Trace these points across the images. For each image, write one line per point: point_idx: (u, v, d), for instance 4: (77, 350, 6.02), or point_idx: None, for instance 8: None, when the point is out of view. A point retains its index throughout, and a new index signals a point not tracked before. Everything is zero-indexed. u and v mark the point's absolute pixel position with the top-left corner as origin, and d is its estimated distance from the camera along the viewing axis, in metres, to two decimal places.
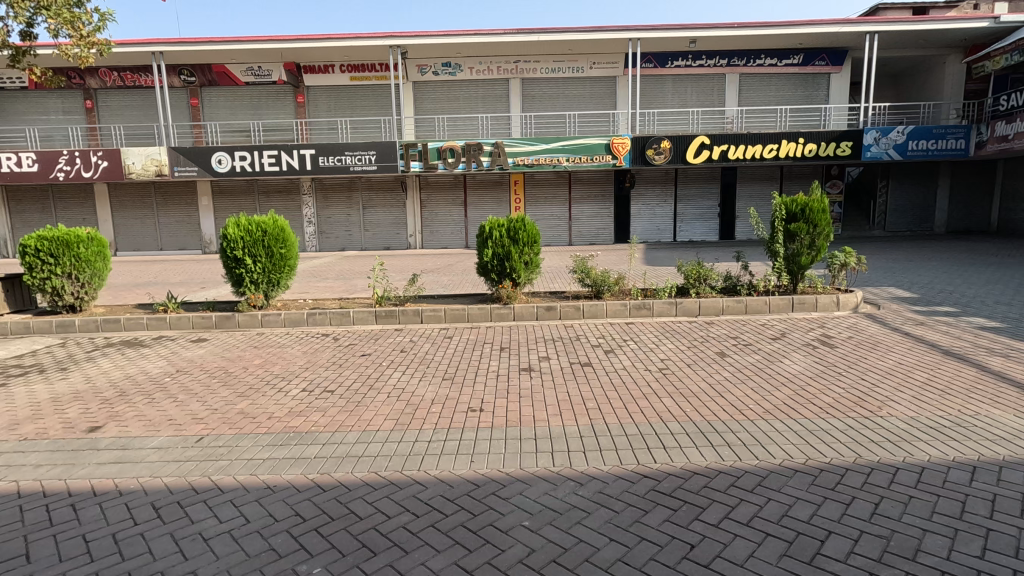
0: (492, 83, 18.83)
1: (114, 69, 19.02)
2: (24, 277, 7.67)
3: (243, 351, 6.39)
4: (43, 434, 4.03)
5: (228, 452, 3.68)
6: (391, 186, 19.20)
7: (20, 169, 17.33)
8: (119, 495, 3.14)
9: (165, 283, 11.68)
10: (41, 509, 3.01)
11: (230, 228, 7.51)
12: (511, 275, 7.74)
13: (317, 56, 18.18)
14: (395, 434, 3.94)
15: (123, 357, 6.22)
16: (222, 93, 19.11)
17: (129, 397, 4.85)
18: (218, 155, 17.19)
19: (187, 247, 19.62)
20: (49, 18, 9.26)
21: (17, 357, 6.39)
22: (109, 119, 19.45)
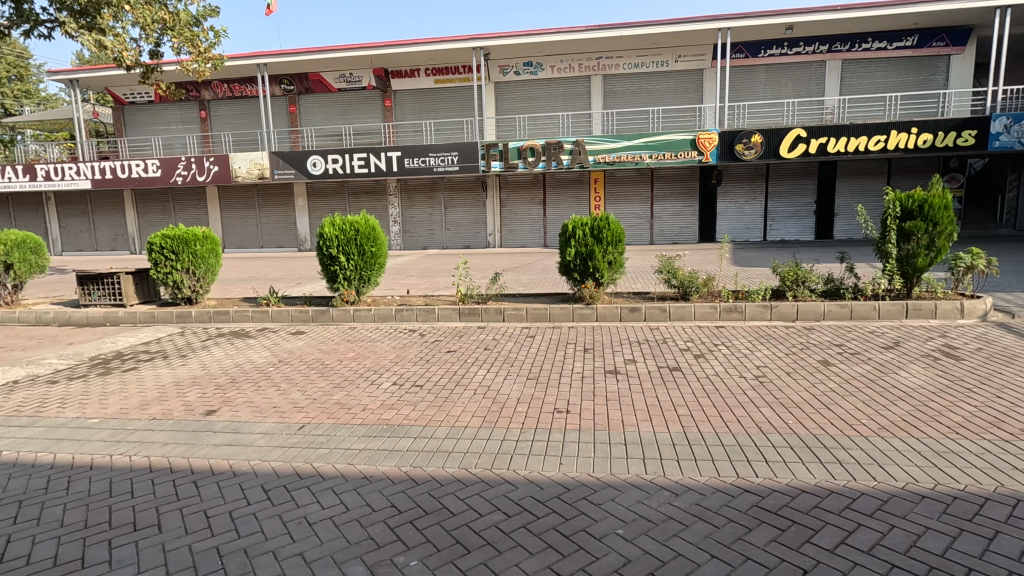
0: (573, 80, 18.67)
1: (224, 82, 20.66)
2: (150, 271, 8.52)
3: (337, 344, 6.74)
4: (168, 415, 4.44)
5: (327, 441, 3.86)
6: (472, 186, 19.58)
7: (147, 174, 19.33)
8: (234, 475, 3.38)
9: (266, 278, 12.59)
10: (168, 483, 3.30)
11: (326, 227, 7.94)
12: (594, 275, 7.61)
13: (404, 61, 18.84)
14: (482, 431, 3.97)
15: (233, 347, 6.74)
16: (317, 100, 20.28)
17: (238, 384, 5.24)
18: (313, 159, 18.28)
19: (285, 245, 21.04)
20: (174, 37, 10.23)
21: (144, 343, 7.10)
22: (220, 127, 21.24)
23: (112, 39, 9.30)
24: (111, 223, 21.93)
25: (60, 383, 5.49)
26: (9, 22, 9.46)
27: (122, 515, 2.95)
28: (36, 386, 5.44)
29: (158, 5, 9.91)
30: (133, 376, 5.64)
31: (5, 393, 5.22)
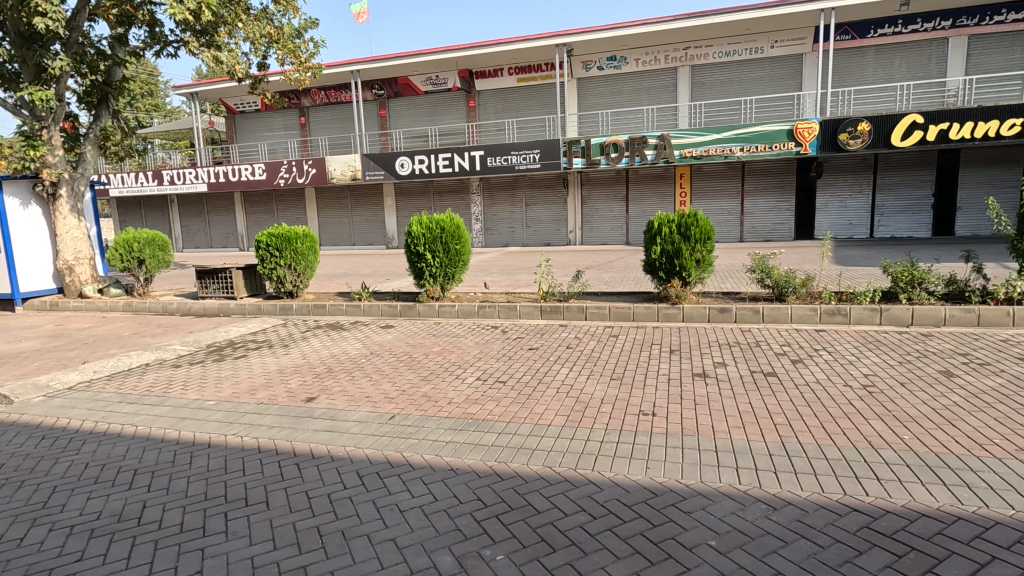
0: (658, 73, 18.11)
1: (321, 89, 21.99)
2: (258, 267, 9.27)
3: (424, 338, 6.98)
4: (273, 400, 4.80)
5: (416, 432, 4.00)
6: (553, 184, 19.54)
7: (254, 177, 21.03)
8: (331, 459, 3.60)
9: (357, 274, 13.30)
10: (275, 463, 3.57)
11: (414, 226, 8.24)
12: (681, 274, 7.34)
13: (488, 61, 19.15)
14: (566, 430, 3.95)
15: (329, 338, 7.18)
16: (405, 103, 21.09)
17: (334, 373, 5.58)
18: (401, 160, 19.05)
19: (374, 243, 22.12)
20: (279, 49, 11.04)
21: (253, 333, 7.73)
22: (318, 131, 22.65)
23: (226, 55, 10.19)
24: (223, 222, 24.10)
25: (183, 367, 6.10)
26: (142, 44, 10.62)
27: (236, 491, 3.22)
28: (163, 368, 6.08)
29: (265, 21, 10.74)
30: (243, 363, 6.17)
31: (139, 374, 5.89)
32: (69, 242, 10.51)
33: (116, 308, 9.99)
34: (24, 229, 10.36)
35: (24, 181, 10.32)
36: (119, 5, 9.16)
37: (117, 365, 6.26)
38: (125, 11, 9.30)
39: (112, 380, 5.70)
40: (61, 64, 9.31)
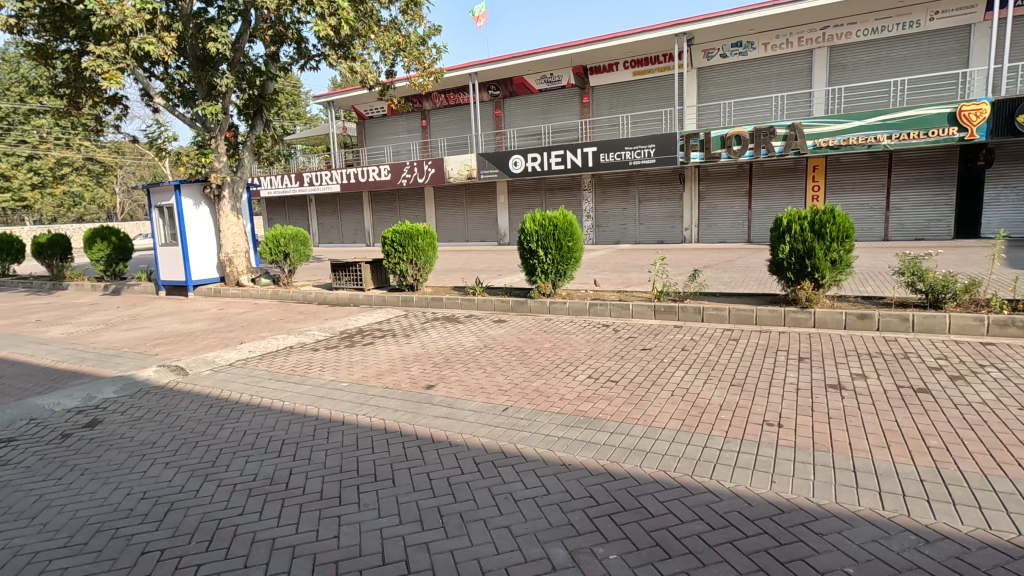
0: (790, 57, 16.73)
1: (441, 92, 23.06)
2: (384, 261, 9.97)
3: (535, 333, 7.09)
4: (398, 386, 5.16)
5: (528, 425, 4.09)
6: (669, 179, 18.83)
7: (380, 178, 22.65)
8: (450, 445, 3.80)
9: (471, 269, 13.83)
10: (400, 444, 3.84)
11: (527, 223, 8.37)
12: (813, 275, 6.73)
13: (603, 56, 18.91)
14: (681, 435, 3.80)
15: (446, 330, 7.55)
16: (520, 102, 21.48)
17: (451, 363, 5.87)
18: (514, 158, 19.47)
19: (487, 239, 22.82)
20: (405, 57, 11.79)
21: (378, 322, 8.36)
22: (437, 133, 23.83)
23: (360, 65, 11.06)
24: (352, 220, 26.24)
25: (320, 351, 6.76)
26: (290, 60, 11.87)
27: (366, 466, 3.52)
28: (303, 351, 6.79)
29: (394, 32, 11.52)
30: (370, 350, 6.70)
31: (285, 355, 6.63)
32: (230, 238, 12.07)
33: (265, 296, 11.30)
34: (196, 226, 12.07)
35: (197, 184, 12.02)
36: (274, 26, 10.30)
37: (267, 345, 7.09)
38: (278, 30, 10.42)
39: (263, 359, 6.48)
40: (227, 82, 10.69)
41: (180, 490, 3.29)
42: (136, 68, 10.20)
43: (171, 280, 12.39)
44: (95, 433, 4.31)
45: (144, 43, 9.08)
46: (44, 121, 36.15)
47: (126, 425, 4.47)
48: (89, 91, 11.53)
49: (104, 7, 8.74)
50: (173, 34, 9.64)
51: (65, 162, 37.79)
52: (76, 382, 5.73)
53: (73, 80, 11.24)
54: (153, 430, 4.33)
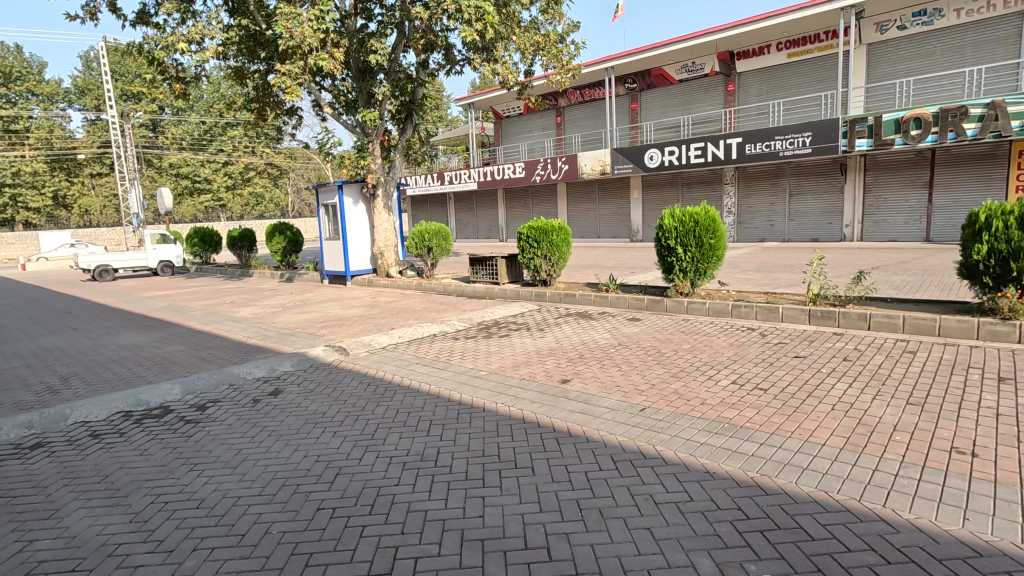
0: (991, 23, 14.17)
1: (577, 88, 23.07)
2: (519, 256, 10.25)
3: (672, 333, 6.84)
4: (534, 378, 5.30)
5: (668, 428, 3.95)
6: (827, 170, 16.98)
7: (515, 175, 23.33)
8: (587, 440, 3.81)
9: (603, 266, 13.70)
10: (537, 435, 3.94)
11: (666, 219, 8.08)
12: (1019, 280, 5.65)
13: (754, 39, 17.57)
14: (845, 454, 3.43)
15: (579, 326, 7.57)
16: (658, 94, 20.75)
17: (586, 359, 5.87)
18: (650, 152, 18.91)
19: (619, 236, 22.43)
20: (544, 56, 11.98)
21: (513, 315, 8.63)
22: (572, 130, 23.89)
23: (502, 66, 11.47)
24: (488, 216, 27.33)
25: (460, 340, 7.16)
26: (438, 66, 12.67)
27: (508, 453, 3.66)
28: (446, 339, 7.24)
29: (534, 32, 11.73)
30: (506, 341, 6.95)
31: (430, 342, 7.12)
32: (382, 233, 13.23)
33: (411, 286, 12.22)
34: (354, 222, 13.43)
35: (356, 185, 13.35)
36: (425, 35, 11.04)
37: (414, 332, 7.67)
38: (429, 39, 11.16)
39: (411, 344, 7.03)
40: (383, 90, 11.70)
41: (346, 457, 3.71)
42: (311, 82, 11.57)
43: (332, 270, 13.90)
44: (278, 400, 5.00)
45: (318, 59, 10.25)
46: (237, 132, 42.65)
47: (301, 395, 5.12)
48: (273, 104, 13.30)
49: (288, 31, 10.03)
50: (341, 49, 10.77)
51: (251, 167, 44.34)
52: (262, 356, 6.69)
53: (261, 96, 13.05)
54: (322, 401, 4.91)
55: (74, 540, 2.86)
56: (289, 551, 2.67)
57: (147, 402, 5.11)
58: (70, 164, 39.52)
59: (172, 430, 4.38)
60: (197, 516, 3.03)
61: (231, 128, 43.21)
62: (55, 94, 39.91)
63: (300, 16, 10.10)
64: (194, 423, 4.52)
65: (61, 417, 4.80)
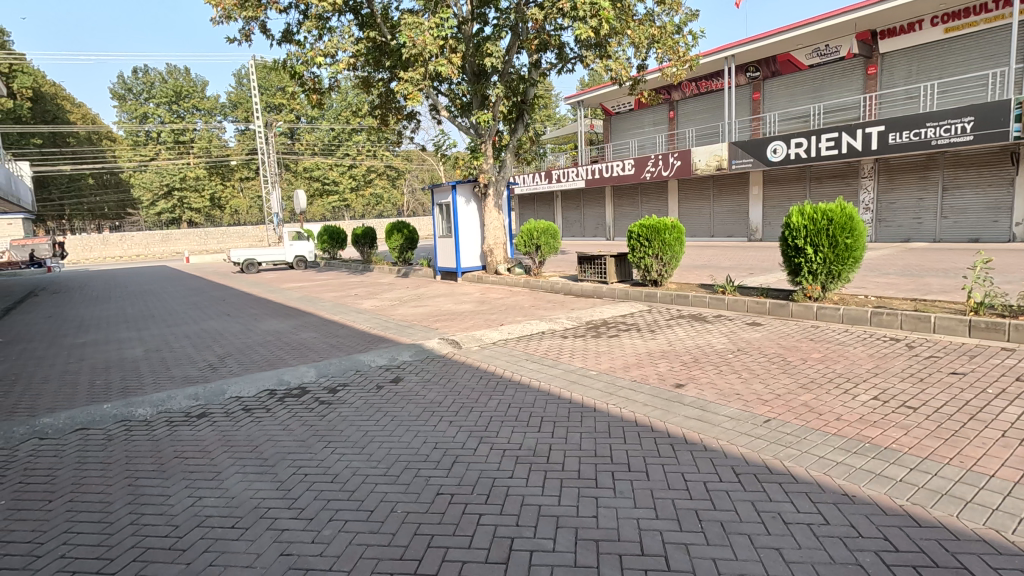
0: None
1: (693, 81, 22.04)
2: (629, 255, 10.01)
3: (799, 341, 6.31)
4: (646, 380, 5.15)
5: (797, 442, 3.65)
6: (992, 160, 14.74)
7: (624, 172, 22.88)
8: (705, 449, 3.62)
9: (718, 266, 13.02)
10: (651, 440, 3.82)
11: (794, 216, 7.48)
12: None
13: (901, 15, 15.71)
14: (1020, 490, 2.94)
15: (693, 329, 7.23)
16: (784, 83, 19.28)
17: (701, 364, 5.59)
18: (774, 145, 17.62)
19: (735, 235, 21.14)
20: (659, 48, 11.60)
21: (622, 316, 8.46)
22: (686, 124, 22.93)
23: (614, 62, 11.29)
24: (595, 214, 27.05)
25: (569, 338, 7.15)
26: (550, 65, 12.76)
27: (621, 455, 3.59)
28: (554, 337, 7.27)
29: (649, 24, 11.38)
30: (616, 341, 6.83)
31: (538, 339, 7.20)
32: (492, 231, 13.59)
33: (519, 283, 12.43)
34: (466, 220, 13.94)
35: (469, 184, 13.85)
36: (539, 35, 11.16)
37: (523, 329, 7.81)
38: (542, 39, 11.27)
39: (520, 341, 7.15)
40: (496, 92, 12.02)
41: (462, 446, 3.86)
42: (429, 87, 12.16)
43: (445, 267, 14.53)
44: (398, 387, 5.33)
45: (438, 64, 10.75)
46: (361, 137, 46.09)
47: (419, 384, 5.42)
48: (394, 109, 14.15)
49: (411, 40, 10.61)
50: (459, 54, 11.20)
51: (373, 169, 47.68)
52: (384, 346, 7.17)
53: (384, 103, 13.98)
54: (439, 391, 5.16)
55: (233, 500, 3.27)
56: (412, 531, 2.83)
57: (288, 382, 5.69)
58: (225, 170, 45.07)
59: (309, 409, 4.84)
60: (332, 489, 3.32)
61: (356, 133, 46.78)
62: (214, 108, 45.69)
63: (422, 25, 10.67)
64: (327, 404, 4.95)
65: (220, 391, 5.50)
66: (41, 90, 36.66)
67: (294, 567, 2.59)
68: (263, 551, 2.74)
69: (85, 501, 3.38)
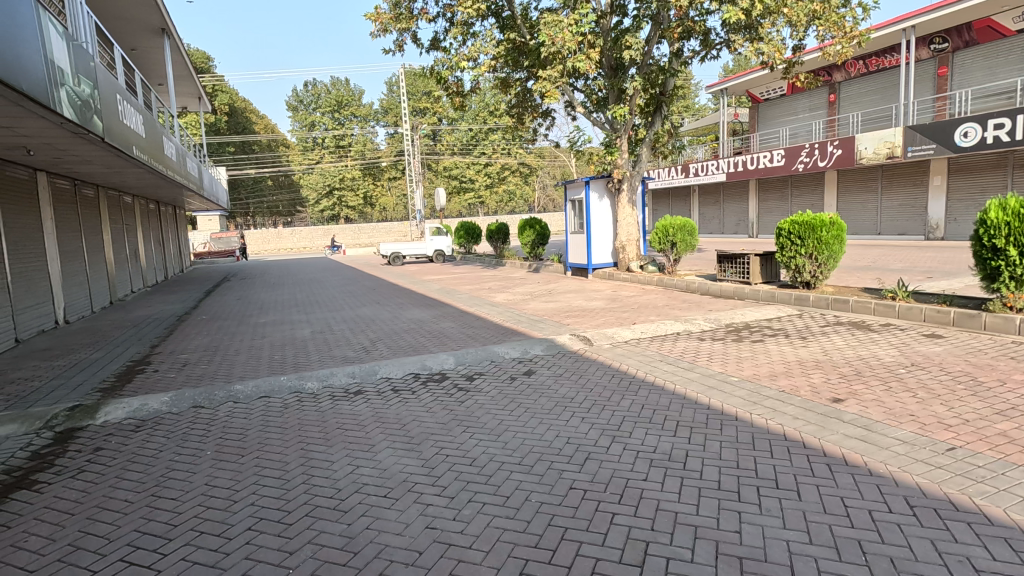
0: None
1: (860, 58, 19.65)
2: (778, 255, 9.21)
3: (994, 358, 5.35)
4: (796, 392, 4.71)
5: (992, 477, 3.11)
6: None
7: (772, 164, 21.11)
8: (870, 474, 3.23)
9: (887, 268, 11.46)
10: (804, 457, 3.49)
11: (992, 212, 6.32)
12: None
13: None
14: None
15: (855, 338, 6.46)
16: (983, 52, 16.43)
17: (864, 378, 4.98)
18: (965, 127, 15.05)
19: (908, 232, 18.52)
20: (821, 25, 10.40)
21: (768, 320, 7.82)
22: (849, 108, 20.51)
23: (766, 45, 10.44)
24: (736, 209, 25.29)
25: (707, 341, 6.78)
26: (692, 53, 12.14)
27: (767, 470, 3.34)
28: (690, 339, 6.95)
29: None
30: (760, 347, 6.34)
31: (673, 340, 6.93)
32: (625, 227, 13.34)
33: (652, 281, 12.04)
34: (599, 216, 13.82)
35: (602, 180, 13.67)
36: (683, 22, 10.68)
37: (656, 329, 7.58)
38: (687, 26, 10.79)
39: (653, 341, 6.94)
40: (634, 85, 11.74)
41: (595, 443, 3.84)
42: (566, 84, 12.23)
43: (576, 263, 14.53)
44: (531, 380, 5.47)
45: (576, 61, 10.77)
46: (496, 136, 47.77)
47: (551, 378, 5.51)
48: (530, 107, 14.46)
49: (550, 39, 10.73)
50: (597, 49, 11.11)
51: (507, 167, 49.23)
52: (516, 339, 7.39)
53: (521, 102, 14.34)
54: (570, 386, 5.20)
55: (385, 473, 3.60)
56: (546, 521, 2.90)
57: (430, 367, 6.12)
58: (376, 170, 49.49)
59: (449, 395, 5.16)
60: (470, 472, 3.51)
61: (492, 132, 48.57)
62: (369, 115, 50.24)
63: (561, 23, 10.74)
64: (465, 391, 5.24)
65: (373, 372, 6.08)
66: (235, 105, 43.08)
67: (438, 541, 2.79)
68: (411, 521, 2.98)
69: (269, 459, 3.96)
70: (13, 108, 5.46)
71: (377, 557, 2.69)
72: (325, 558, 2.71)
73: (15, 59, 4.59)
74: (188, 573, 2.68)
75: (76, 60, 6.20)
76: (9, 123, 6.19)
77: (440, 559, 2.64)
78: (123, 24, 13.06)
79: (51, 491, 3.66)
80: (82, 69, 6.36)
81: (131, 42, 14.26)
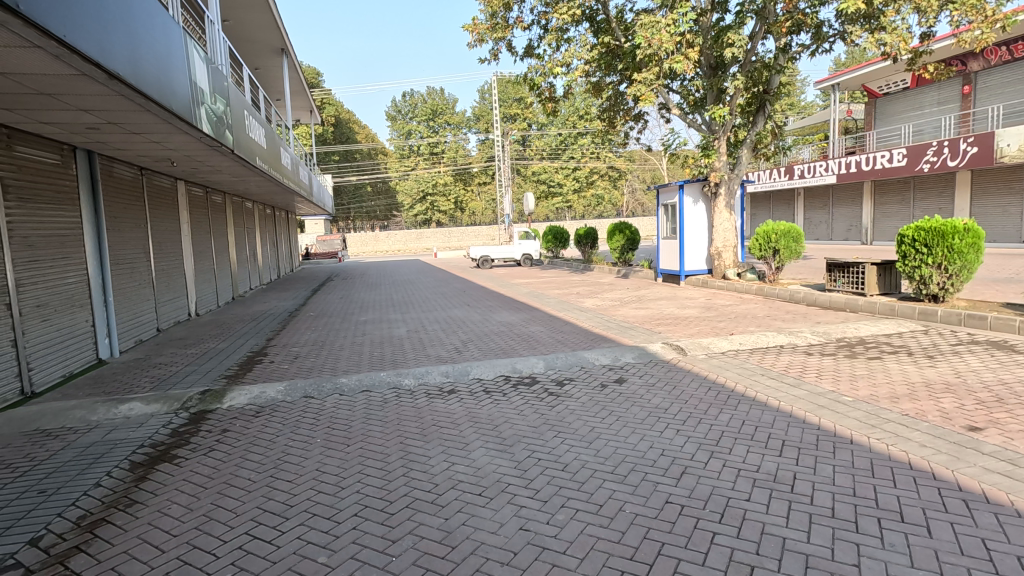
0: None
1: (1002, 44, 17.61)
2: (899, 264, 8.41)
3: None
4: (923, 417, 4.26)
5: None
6: None
7: (891, 164, 19.30)
8: (1019, 515, 2.85)
9: None
10: (934, 490, 3.15)
11: None
12: None
13: None
14: None
15: (995, 359, 5.73)
16: None
17: (1008, 406, 4.38)
18: None
19: None
20: (956, 9, 9.32)
21: (886, 335, 7.14)
22: (986, 100, 18.32)
23: (889, 34, 9.56)
24: (848, 214, 23.36)
25: (815, 355, 6.32)
26: (800, 48, 11.39)
27: (890, 501, 3.04)
28: (796, 353, 6.51)
29: None
30: (877, 365, 5.80)
31: (776, 353, 6.52)
32: (721, 233, 12.77)
33: (751, 290, 11.41)
34: (694, 221, 13.32)
35: (698, 183, 13.15)
36: (792, 16, 10.06)
37: (757, 340, 7.18)
38: (796, 19, 10.14)
39: (754, 353, 6.58)
40: (734, 85, 11.25)
41: (691, 457, 3.71)
42: (661, 86, 11.95)
43: (667, 269, 14.08)
44: (623, 388, 5.35)
45: (672, 61, 10.45)
46: (586, 140, 47.47)
47: (643, 388, 5.36)
48: (622, 111, 14.27)
49: (646, 40, 10.55)
50: (697, 48, 10.68)
51: (596, 171, 48.92)
52: (606, 345, 7.28)
53: (613, 105, 14.19)
54: (664, 397, 5.04)
55: (479, 471, 3.70)
56: (642, 534, 2.84)
57: (521, 371, 6.20)
58: (467, 176, 51.01)
59: (540, 399, 5.19)
60: (563, 477, 3.51)
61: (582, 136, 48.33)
62: (461, 122, 51.83)
63: (658, 24, 10.50)
64: (555, 396, 5.25)
65: (466, 372, 6.27)
66: (340, 116, 46.25)
67: (532, 543, 2.81)
68: (506, 522, 3.04)
69: (371, 450, 4.21)
70: (164, 126, 6.23)
71: (474, 552, 2.77)
72: (424, 549, 2.83)
73: (168, 83, 5.24)
74: (302, 551, 2.90)
75: (213, 80, 6.95)
76: (159, 139, 7.06)
77: (534, 561, 2.67)
78: (250, 46, 14.45)
79: (188, 465, 4.12)
80: (218, 88, 7.13)
81: (255, 62, 15.77)
